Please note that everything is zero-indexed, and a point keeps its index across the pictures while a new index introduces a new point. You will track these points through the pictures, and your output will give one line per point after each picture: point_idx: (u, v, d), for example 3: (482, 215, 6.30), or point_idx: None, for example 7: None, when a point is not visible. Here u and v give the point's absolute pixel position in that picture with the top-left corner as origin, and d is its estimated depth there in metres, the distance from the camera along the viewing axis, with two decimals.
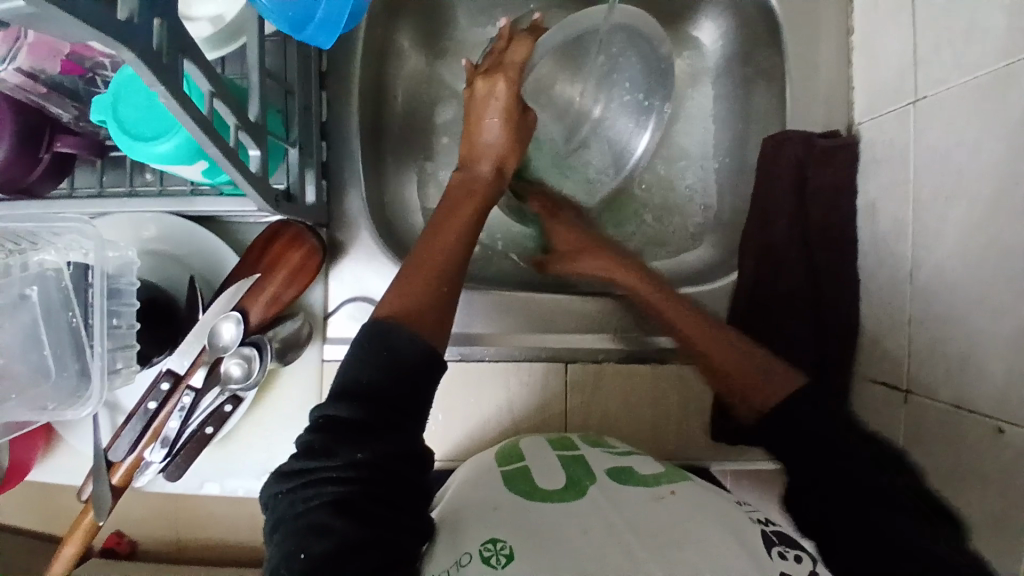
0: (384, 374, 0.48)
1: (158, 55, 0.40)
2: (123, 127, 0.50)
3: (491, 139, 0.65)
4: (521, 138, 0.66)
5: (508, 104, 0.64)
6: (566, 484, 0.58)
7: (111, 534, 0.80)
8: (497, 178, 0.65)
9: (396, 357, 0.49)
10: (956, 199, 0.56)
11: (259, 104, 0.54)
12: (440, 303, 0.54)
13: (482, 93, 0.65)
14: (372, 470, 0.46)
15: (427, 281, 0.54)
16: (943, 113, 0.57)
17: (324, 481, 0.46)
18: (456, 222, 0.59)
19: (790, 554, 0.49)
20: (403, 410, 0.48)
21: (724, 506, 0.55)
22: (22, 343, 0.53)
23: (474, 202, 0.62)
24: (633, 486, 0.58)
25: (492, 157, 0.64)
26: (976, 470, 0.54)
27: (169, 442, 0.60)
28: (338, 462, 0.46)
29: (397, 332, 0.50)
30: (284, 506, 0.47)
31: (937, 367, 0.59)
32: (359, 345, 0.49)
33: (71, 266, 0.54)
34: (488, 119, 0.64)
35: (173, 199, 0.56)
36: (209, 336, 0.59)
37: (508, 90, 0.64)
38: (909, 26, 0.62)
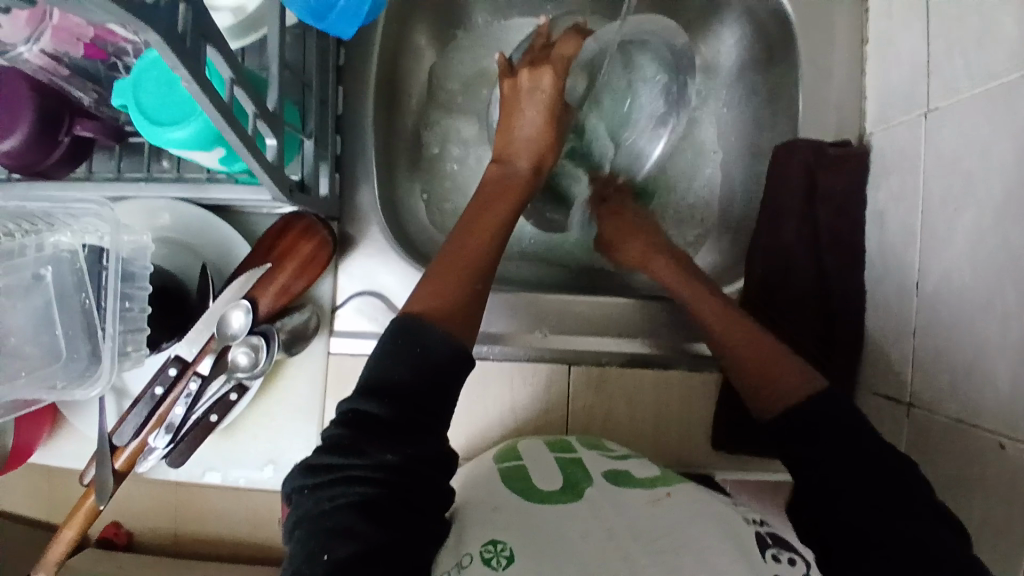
0: (416, 373, 0.49)
1: (183, 39, 0.41)
2: (143, 112, 0.51)
3: (529, 134, 0.68)
4: (558, 135, 0.69)
5: (552, 98, 0.67)
6: (563, 486, 0.58)
7: (110, 525, 0.81)
8: (534, 175, 0.67)
9: (427, 356, 0.50)
10: (964, 211, 0.57)
11: (278, 93, 0.55)
12: (470, 304, 0.55)
13: (525, 86, 0.68)
14: (401, 469, 0.47)
15: (458, 281, 0.56)
16: (953, 124, 0.58)
17: (353, 480, 0.46)
18: (485, 224, 0.61)
19: (784, 557, 0.49)
20: (431, 408, 0.49)
21: (724, 510, 0.55)
22: (37, 324, 0.54)
23: (509, 197, 0.64)
24: (634, 488, 0.58)
25: (532, 154, 0.67)
26: (978, 481, 0.55)
27: (174, 428, 0.61)
28: (367, 460, 0.46)
29: (427, 332, 0.51)
30: (307, 503, 0.47)
31: (941, 380, 0.59)
32: (389, 342, 0.51)
33: (86, 248, 0.54)
34: (527, 113, 0.68)
35: (190, 187, 0.57)
36: (217, 324, 0.60)
37: (554, 83, 0.67)
38: (923, 39, 0.63)
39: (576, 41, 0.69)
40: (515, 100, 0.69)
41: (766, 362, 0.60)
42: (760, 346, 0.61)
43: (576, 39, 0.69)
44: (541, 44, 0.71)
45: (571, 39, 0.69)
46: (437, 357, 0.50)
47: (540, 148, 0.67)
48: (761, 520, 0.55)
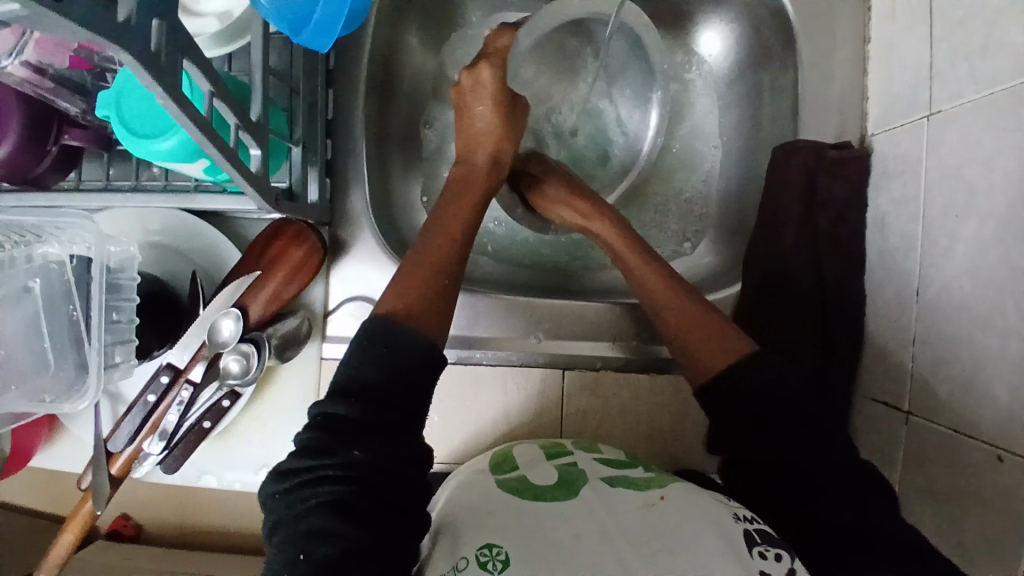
0: (385, 371, 0.48)
1: (157, 57, 0.41)
2: (124, 123, 0.51)
3: (485, 126, 0.65)
4: (514, 126, 0.66)
5: (495, 91, 0.65)
6: (558, 482, 0.59)
7: (117, 517, 0.82)
8: (495, 167, 0.65)
9: (397, 356, 0.49)
10: (967, 217, 0.55)
11: (261, 103, 0.54)
12: (438, 303, 0.54)
13: (469, 86, 0.66)
14: (372, 469, 0.46)
15: (427, 278, 0.55)
16: (957, 128, 0.56)
17: (321, 480, 0.46)
18: (456, 221, 0.60)
19: (770, 553, 0.50)
20: (406, 409, 0.48)
21: (708, 504, 0.55)
22: (25, 335, 0.54)
23: (474, 192, 0.62)
24: (623, 489, 0.58)
25: (492, 147, 0.65)
26: (975, 494, 0.54)
27: (167, 435, 0.61)
28: (334, 460, 0.46)
29: (396, 330, 0.50)
30: (280, 506, 0.47)
31: (940, 390, 0.58)
32: (356, 344, 0.50)
33: (74, 259, 0.54)
34: (478, 107, 0.65)
35: (178, 197, 0.57)
36: (209, 332, 0.61)
37: (492, 75, 0.65)
38: (928, 39, 0.61)
39: (509, 34, 0.67)
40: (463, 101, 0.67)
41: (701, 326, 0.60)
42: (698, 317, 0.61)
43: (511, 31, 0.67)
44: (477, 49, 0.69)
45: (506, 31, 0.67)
46: (405, 355, 0.49)
47: (497, 140, 0.65)
48: (750, 516, 0.55)
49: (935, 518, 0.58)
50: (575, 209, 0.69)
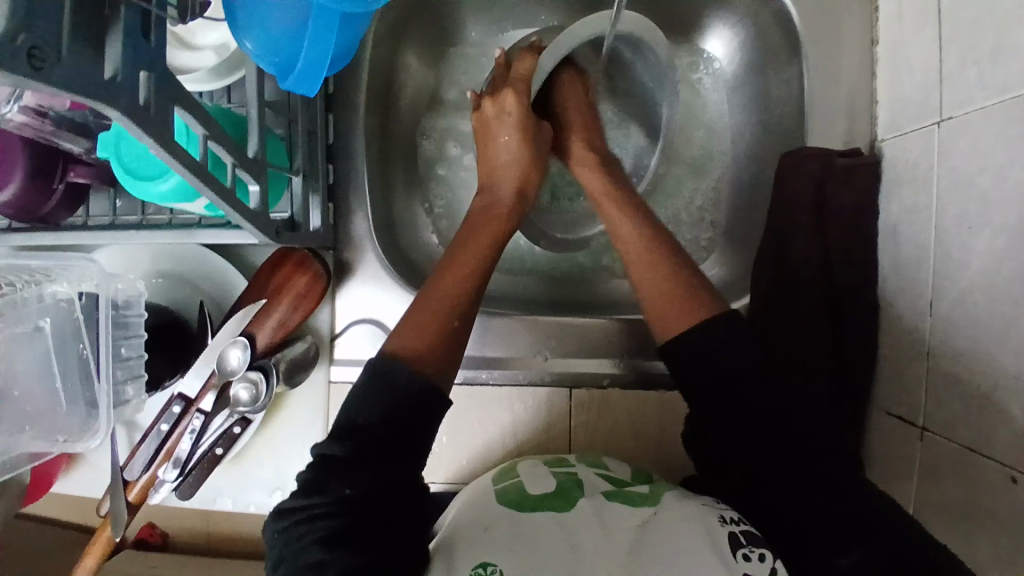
0: (384, 411, 0.49)
1: (146, 110, 0.41)
2: (124, 166, 0.51)
3: (510, 156, 0.65)
4: (539, 153, 0.66)
5: (519, 119, 0.64)
6: (554, 492, 0.59)
7: (144, 526, 0.79)
8: (519, 202, 0.64)
9: (397, 395, 0.49)
10: (979, 230, 0.53)
11: (259, 140, 0.54)
12: (447, 344, 0.53)
13: (491, 115, 0.66)
14: (365, 504, 0.47)
15: (438, 318, 0.54)
16: (968, 138, 0.55)
17: (316, 516, 0.46)
18: (470, 256, 0.59)
19: (755, 555, 0.51)
20: (400, 444, 0.49)
21: (699, 509, 0.56)
22: (36, 375, 0.54)
23: (494, 226, 0.62)
24: (620, 505, 0.58)
25: (516, 180, 0.64)
26: (989, 514, 0.52)
27: (181, 463, 0.62)
28: (328, 497, 0.47)
29: (400, 371, 0.50)
30: (281, 543, 0.47)
31: (953, 406, 0.56)
32: (359, 384, 0.51)
33: (83, 296, 0.55)
34: (503, 138, 0.65)
35: (181, 232, 0.57)
36: (216, 361, 0.61)
37: (516, 102, 0.64)
38: (936, 43, 0.59)
39: (531, 60, 0.67)
40: (486, 131, 0.67)
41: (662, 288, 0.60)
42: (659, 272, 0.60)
43: (532, 57, 0.67)
44: (500, 70, 0.68)
45: (528, 57, 0.67)
46: (408, 396, 0.49)
47: (522, 171, 0.64)
48: (737, 518, 0.56)
49: (949, 537, 0.57)
50: (581, 159, 0.69)
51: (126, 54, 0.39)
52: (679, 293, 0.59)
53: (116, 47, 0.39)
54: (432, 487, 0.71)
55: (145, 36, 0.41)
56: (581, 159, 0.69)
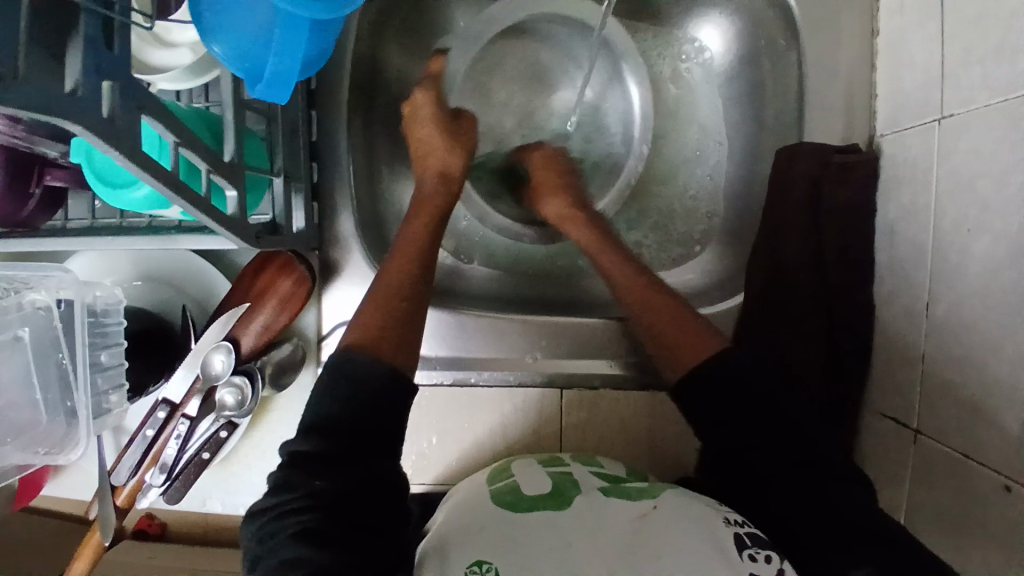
0: (345, 402, 0.49)
1: (111, 123, 0.39)
2: (96, 173, 0.50)
3: (431, 146, 0.65)
4: (461, 139, 0.66)
5: (432, 112, 0.66)
6: (552, 493, 0.58)
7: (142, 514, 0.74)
8: (444, 184, 0.64)
9: (356, 386, 0.49)
10: (978, 232, 0.52)
11: (235, 143, 0.52)
12: (399, 328, 0.54)
13: (411, 119, 0.67)
14: (338, 499, 0.45)
15: (387, 305, 0.55)
16: (969, 138, 0.53)
17: (290, 511, 0.45)
18: (409, 243, 0.59)
19: (761, 555, 0.50)
20: (371, 439, 0.48)
21: (699, 507, 0.55)
22: (16, 387, 0.54)
23: (425, 216, 0.62)
24: (616, 499, 0.57)
25: (437, 163, 0.65)
26: (982, 522, 0.51)
27: (168, 468, 0.61)
28: (300, 492, 0.46)
29: (357, 362, 0.51)
30: (257, 544, 0.46)
31: (947, 412, 0.55)
32: (323, 384, 0.50)
33: (61, 303, 0.54)
34: (421, 134, 0.66)
35: (160, 239, 0.55)
36: (201, 367, 0.61)
37: (424, 100, 0.66)
38: (938, 37, 0.57)
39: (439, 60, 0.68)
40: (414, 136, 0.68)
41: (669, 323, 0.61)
42: (664, 314, 0.62)
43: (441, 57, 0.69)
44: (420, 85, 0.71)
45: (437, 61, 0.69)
46: (369, 386, 0.50)
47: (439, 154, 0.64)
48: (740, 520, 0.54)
49: (941, 543, 0.56)
50: (554, 201, 0.71)
51: (87, 65, 0.38)
52: (681, 326, 0.61)
53: (76, 59, 0.37)
54: (418, 487, 0.71)
55: (106, 45, 0.40)
56: (555, 203, 0.70)
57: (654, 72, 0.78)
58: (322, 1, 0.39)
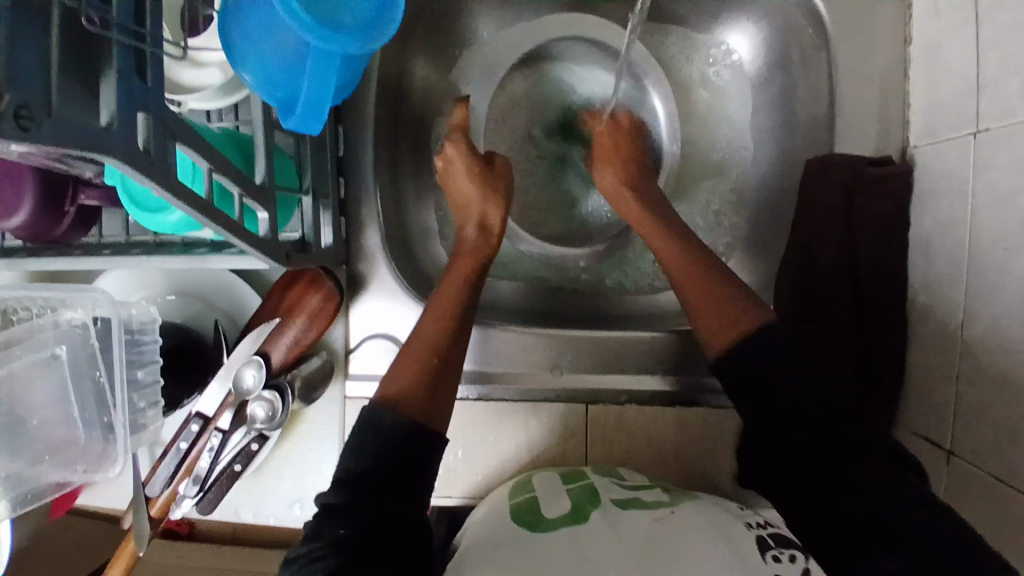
0: (373, 454, 0.49)
1: (146, 154, 0.40)
2: (131, 197, 0.50)
3: (468, 197, 0.66)
4: (498, 185, 0.66)
5: (465, 162, 0.66)
6: (568, 509, 0.59)
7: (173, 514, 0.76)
8: (482, 235, 0.64)
9: (385, 439, 0.49)
10: (1017, 251, 0.50)
11: (265, 164, 0.53)
12: (433, 382, 0.53)
13: (444, 171, 0.68)
14: (359, 544, 0.46)
15: (420, 358, 0.54)
16: (1008, 152, 0.51)
17: (314, 558, 0.46)
18: (445, 294, 0.59)
19: (785, 555, 0.50)
20: (391, 484, 0.48)
21: (722, 516, 0.56)
22: (53, 404, 0.55)
23: (462, 263, 0.62)
24: (636, 510, 0.58)
25: (475, 214, 0.65)
26: (1018, 548, 0.50)
27: (201, 479, 0.62)
28: (323, 541, 0.46)
29: (386, 417, 0.50)
30: None
31: (983, 433, 0.54)
32: (352, 434, 0.51)
33: (98, 321, 0.54)
34: (458, 186, 0.66)
35: (192, 258, 0.56)
36: (233, 381, 0.61)
37: (455, 151, 0.66)
38: (976, 48, 0.56)
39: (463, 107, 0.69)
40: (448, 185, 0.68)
41: (711, 302, 0.58)
42: (703, 286, 0.59)
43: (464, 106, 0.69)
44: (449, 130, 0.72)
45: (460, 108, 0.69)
46: (399, 439, 0.49)
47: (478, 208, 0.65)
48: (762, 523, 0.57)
49: None
50: (614, 176, 0.68)
51: (120, 98, 0.38)
52: (718, 304, 0.58)
53: (110, 94, 0.38)
54: (451, 501, 0.71)
55: (139, 76, 0.41)
56: (615, 177, 0.68)
57: (682, 76, 0.78)
58: (346, 32, 0.38)
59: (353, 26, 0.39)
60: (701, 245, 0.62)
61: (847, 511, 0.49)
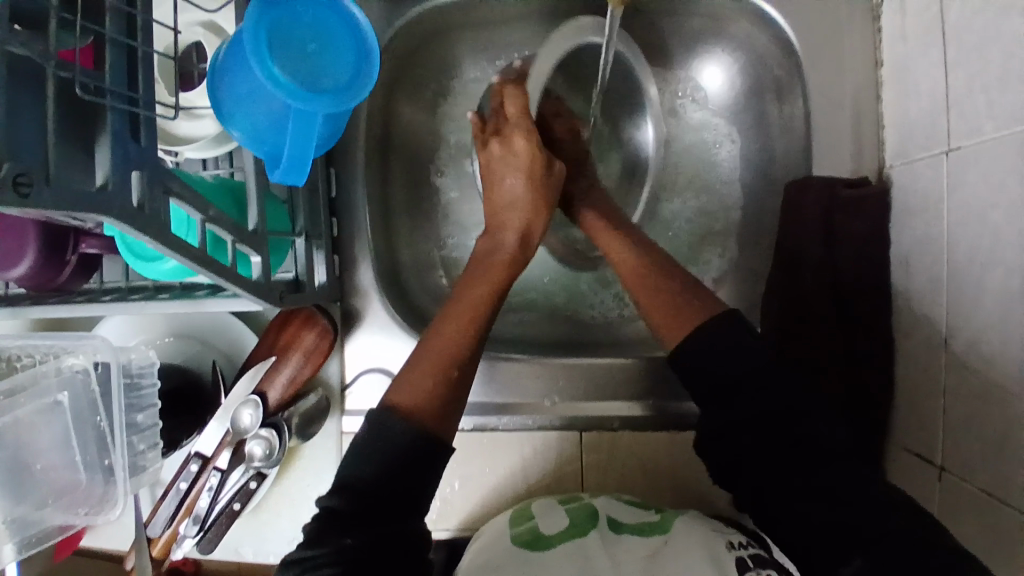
0: (380, 466, 0.49)
1: (140, 210, 0.41)
2: (130, 248, 0.52)
3: (516, 198, 0.64)
4: (547, 198, 0.65)
5: (528, 161, 0.64)
6: (568, 524, 0.61)
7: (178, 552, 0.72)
8: (522, 248, 0.62)
9: (394, 449, 0.49)
10: (993, 265, 0.52)
11: (258, 211, 0.55)
12: (449, 393, 0.53)
13: (499, 155, 0.65)
14: (365, 554, 0.46)
15: (438, 369, 0.53)
16: (978, 169, 0.53)
17: (318, 564, 0.46)
18: (470, 305, 0.57)
19: (763, 575, 0.52)
20: (393, 501, 0.49)
21: (707, 535, 0.58)
22: (57, 448, 0.57)
23: (495, 273, 0.60)
24: (629, 535, 0.59)
25: (518, 224, 0.63)
26: (1010, 561, 0.51)
27: (201, 519, 0.63)
28: (327, 548, 0.46)
29: (396, 425, 0.50)
30: None
31: (970, 447, 0.55)
32: (359, 440, 0.51)
33: (98, 367, 0.56)
34: (507, 180, 0.64)
35: (189, 302, 0.57)
36: (231, 421, 0.63)
37: (526, 145, 0.64)
38: (942, 70, 0.58)
39: (522, 95, 0.66)
40: (491, 171, 0.66)
41: (678, 304, 0.59)
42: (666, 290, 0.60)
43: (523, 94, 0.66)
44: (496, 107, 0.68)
45: (518, 94, 0.66)
46: (407, 450, 0.49)
47: (529, 210, 0.63)
48: (745, 542, 0.57)
49: None
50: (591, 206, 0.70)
51: (114, 159, 0.40)
52: (686, 303, 0.59)
53: (105, 157, 0.40)
54: (443, 533, 0.72)
55: (133, 137, 0.43)
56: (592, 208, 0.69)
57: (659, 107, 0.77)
58: (326, 93, 0.41)
59: (332, 87, 0.42)
60: (656, 250, 0.64)
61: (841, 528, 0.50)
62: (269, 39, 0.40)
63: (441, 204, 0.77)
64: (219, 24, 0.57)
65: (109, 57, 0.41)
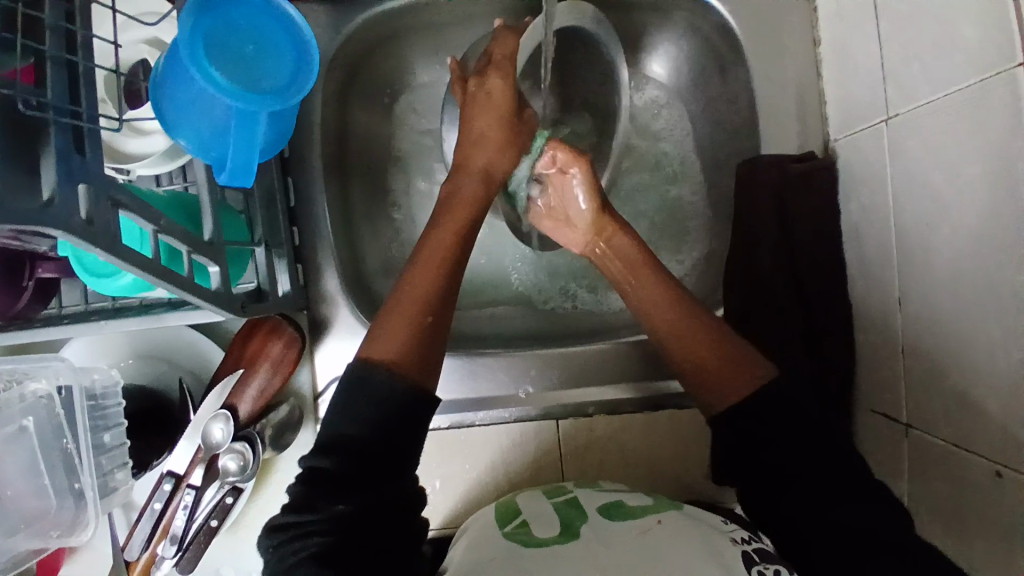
0: (368, 422, 0.47)
1: (89, 224, 0.41)
2: (85, 266, 0.52)
3: (484, 134, 0.63)
4: (516, 141, 0.64)
5: (503, 106, 0.62)
6: (559, 530, 0.59)
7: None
8: (485, 184, 0.62)
9: (381, 404, 0.47)
10: (939, 224, 0.53)
11: (213, 221, 0.54)
12: (425, 341, 0.51)
13: (473, 92, 0.63)
14: (357, 521, 0.45)
15: (412, 318, 0.52)
16: (917, 133, 0.55)
17: (310, 531, 0.44)
18: (437, 254, 0.56)
19: (769, 570, 0.51)
20: (383, 461, 0.46)
21: (709, 533, 0.57)
22: (22, 476, 0.55)
23: (458, 213, 0.59)
24: (618, 521, 0.59)
25: (480, 165, 0.63)
26: (981, 511, 0.52)
27: (178, 539, 0.62)
28: (319, 514, 0.45)
29: (379, 380, 0.48)
30: (274, 562, 0.45)
31: (933, 403, 0.56)
32: (341, 395, 0.48)
33: (62, 390, 0.55)
34: (478, 120, 0.62)
35: (148, 318, 0.57)
36: (201, 438, 0.62)
37: (502, 86, 0.62)
38: (876, 42, 0.59)
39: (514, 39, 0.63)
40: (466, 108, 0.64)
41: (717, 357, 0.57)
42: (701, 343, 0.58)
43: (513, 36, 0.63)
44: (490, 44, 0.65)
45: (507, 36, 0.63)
46: (394, 403, 0.47)
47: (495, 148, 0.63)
48: (750, 539, 0.57)
49: (944, 537, 0.57)
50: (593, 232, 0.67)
51: (60, 174, 0.40)
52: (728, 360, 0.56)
53: (51, 170, 0.40)
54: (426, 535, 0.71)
55: (78, 151, 0.42)
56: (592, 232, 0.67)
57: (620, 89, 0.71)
58: (268, 95, 0.42)
59: (272, 89, 0.42)
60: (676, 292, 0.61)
61: (819, 489, 0.50)
62: (206, 45, 0.40)
63: (401, 207, 0.77)
64: (162, 37, 0.57)
65: (49, 73, 0.41)
